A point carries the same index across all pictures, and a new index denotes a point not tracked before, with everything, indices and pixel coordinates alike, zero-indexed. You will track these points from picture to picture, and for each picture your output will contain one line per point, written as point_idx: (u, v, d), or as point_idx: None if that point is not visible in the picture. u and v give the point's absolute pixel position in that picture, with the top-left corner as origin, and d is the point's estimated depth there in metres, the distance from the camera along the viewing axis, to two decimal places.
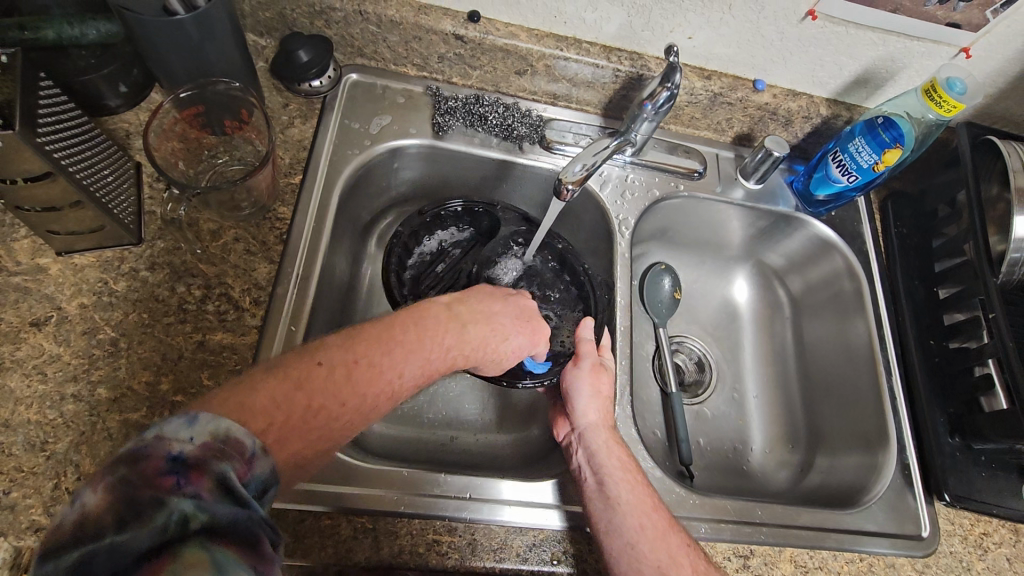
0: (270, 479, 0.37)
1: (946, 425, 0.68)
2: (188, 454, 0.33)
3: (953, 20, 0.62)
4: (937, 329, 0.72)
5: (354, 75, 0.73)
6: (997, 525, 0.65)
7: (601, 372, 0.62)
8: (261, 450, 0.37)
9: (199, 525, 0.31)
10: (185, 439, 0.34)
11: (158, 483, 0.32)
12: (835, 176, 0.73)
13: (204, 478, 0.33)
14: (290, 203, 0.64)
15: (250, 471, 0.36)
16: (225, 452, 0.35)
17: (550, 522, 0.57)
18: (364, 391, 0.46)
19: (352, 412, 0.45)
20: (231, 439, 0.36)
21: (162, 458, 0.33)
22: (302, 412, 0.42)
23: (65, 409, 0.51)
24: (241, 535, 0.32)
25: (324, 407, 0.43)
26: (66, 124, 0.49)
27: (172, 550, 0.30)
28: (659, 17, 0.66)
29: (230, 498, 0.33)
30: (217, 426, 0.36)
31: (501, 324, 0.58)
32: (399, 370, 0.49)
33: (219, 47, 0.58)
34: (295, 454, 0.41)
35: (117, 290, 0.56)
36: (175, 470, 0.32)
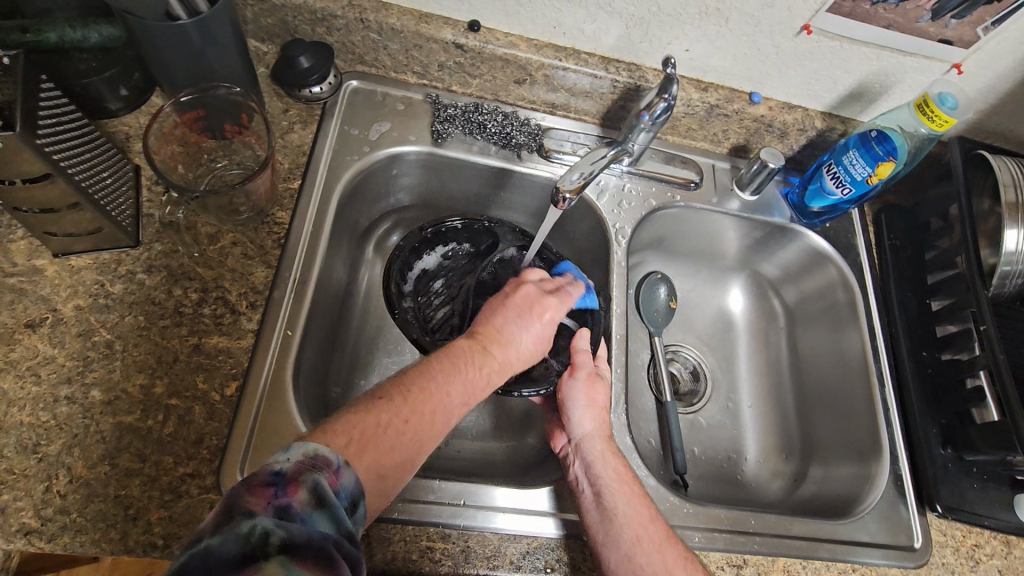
0: (356, 494, 0.38)
1: (938, 436, 0.69)
2: (285, 470, 0.35)
3: (944, 36, 0.63)
4: (930, 341, 0.73)
5: (354, 81, 0.73)
6: (988, 537, 0.65)
7: (597, 381, 0.62)
8: (345, 463, 0.38)
9: (279, 541, 0.32)
10: (281, 458, 0.36)
11: (258, 493, 0.33)
12: (829, 188, 0.74)
13: (299, 490, 0.34)
14: (288, 207, 0.65)
15: (338, 482, 0.37)
16: (317, 466, 0.36)
17: (546, 530, 0.56)
18: (425, 408, 0.46)
19: (415, 430, 0.45)
20: (320, 455, 0.37)
21: (264, 472, 0.34)
22: (372, 429, 0.42)
23: (58, 411, 0.51)
24: (318, 555, 0.32)
25: (391, 425, 0.43)
26: (67, 126, 0.49)
27: (258, 564, 0.31)
28: (657, 30, 0.67)
29: (320, 512, 0.34)
30: (308, 447, 0.37)
31: (517, 326, 0.58)
32: (445, 390, 0.49)
33: (221, 53, 0.58)
34: (377, 466, 0.41)
35: (112, 293, 0.56)
36: (274, 482, 0.34)
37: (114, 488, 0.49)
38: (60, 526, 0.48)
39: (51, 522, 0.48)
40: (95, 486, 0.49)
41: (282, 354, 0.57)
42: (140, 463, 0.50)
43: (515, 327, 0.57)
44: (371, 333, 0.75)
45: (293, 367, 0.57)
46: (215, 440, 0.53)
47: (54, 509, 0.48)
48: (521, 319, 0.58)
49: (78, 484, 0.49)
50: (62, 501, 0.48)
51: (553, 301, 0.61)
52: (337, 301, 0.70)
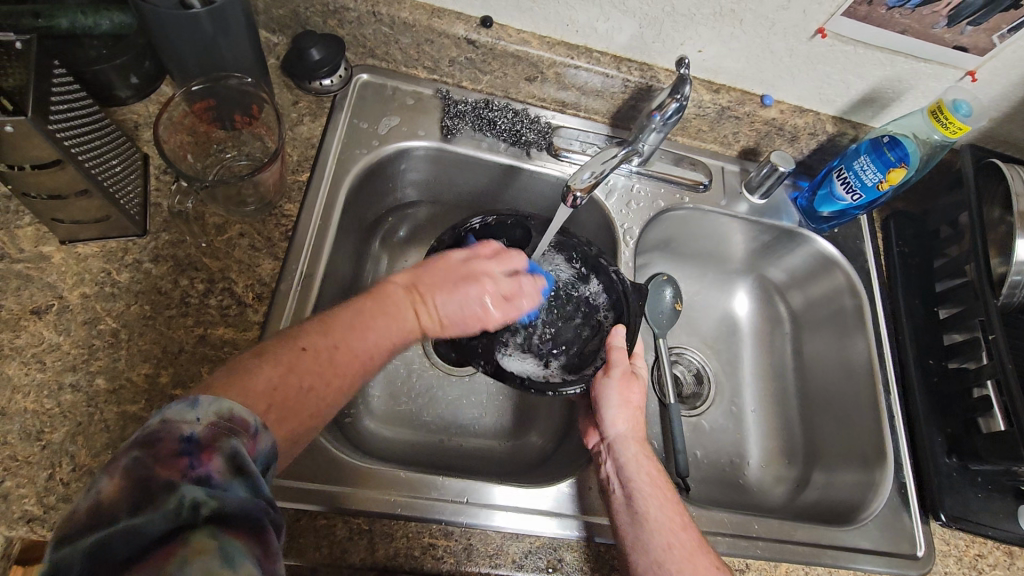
0: (270, 457, 0.38)
1: (943, 445, 0.68)
2: (198, 435, 0.34)
3: (960, 43, 0.63)
4: (936, 349, 0.73)
5: (364, 75, 0.73)
6: (992, 547, 0.65)
7: (632, 382, 0.61)
8: (264, 427, 0.38)
9: (210, 512, 0.31)
10: (192, 419, 0.34)
11: (170, 465, 0.32)
12: (839, 194, 0.73)
13: (216, 457, 0.33)
14: (296, 199, 0.64)
15: (256, 448, 0.36)
16: (233, 431, 0.35)
17: (555, 530, 0.56)
18: (349, 372, 0.47)
19: (335, 394, 0.46)
20: (236, 417, 0.36)
21: (175, 438, 0.33)
22: (297, 392, 0.43)
23: (62, 399, 0.51)
24: (249, 524, 0.32)
25: (314, 388, 0.44)
26: (78, 113, 0.49)
27: (183, 537, 0.30)
28: (670, 30, 0.66)
29: (239, 479, 0.33)
30: (220, 408, 0.35)
31: (452, 313, 0.56)
32: (370, 350, 0.49)
33: (232, 43, 0.58)
34: (295, 428, 0.43)
35: (119, 281, 0.56)
36: (186, 451, 0.33)
37: None
38: (62, 514, 0.48)
39: (54, 510, 0.48)
40: (98, 475, 0.49)
41: None
42: None
43: (452, 310, 0.56)
44: None
45: None
46: None
47: (57, 497, 0.48)
48: (462, 304, 0.56)
49: (80, 472, 0.49)
50: (65, 489, 0.48)
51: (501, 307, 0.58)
52: (343, 294, 0.70)
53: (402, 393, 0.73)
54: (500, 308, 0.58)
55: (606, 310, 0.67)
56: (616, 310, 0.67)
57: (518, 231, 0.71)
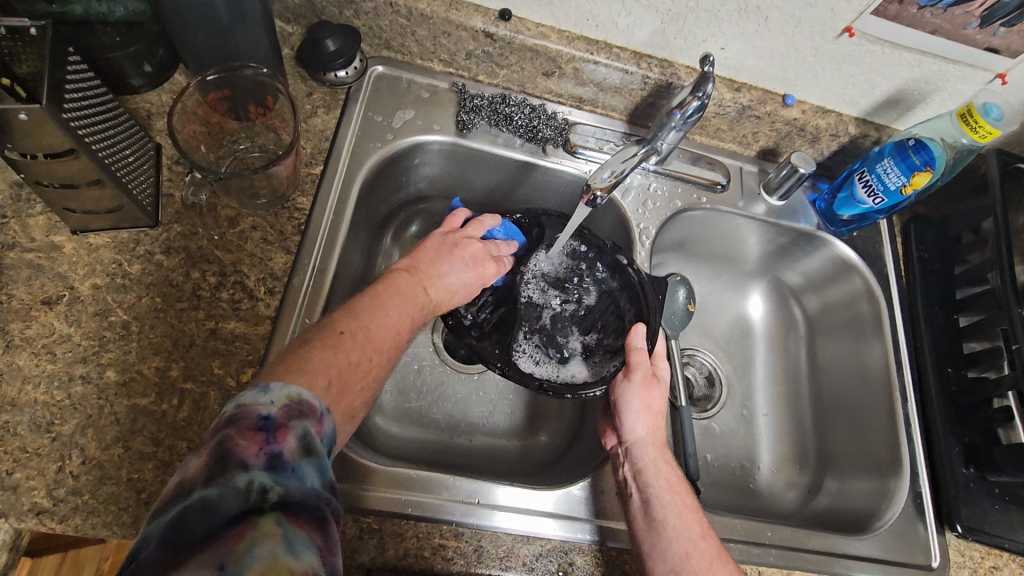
0: (333, 441, 0.38)
1: (960, 455, 0.67)
2: (274, 415, 0.34)
3: (991, 45, 0.61)
4: (955, 357, 0.71)
5: (379, 67, 0.72)
6: (1007, 560, 0.64)
7: (653, 386, 0.60)
8: (328, 410, 0.38)
9: (276, 497, 0.32)
10: (266, 402, 0.35)
11: (248, 439, 0.33)
12: (860, 197, 0.72)
13: (288, 438, 0.34)
14: (309, 193, 0.63)
15: (322, 430, 0.37)
16: (304, 414, 0.36)
17: (572, 534, 0.56)
18: (386, 346, 0.48)
19: (380, 367, 0.46)
20: (305, 402, 0.37)
21: (253, 417, 0.34)
22: (347, 368, 0.43)
23: (72, 391, 0.50)
24: (311, 514, 0.33)
25: (362, 362, 0.45)
26: (92, 101, 0.48)
27: (253, 520, 0.30)
28: (693, 26, 0.65)
29: (306, 462, 0.34)
30: (290, 392, 0.36)
31: (460, 275, 0.58)
32: (399, 327, 0.50)
33: (248, 32, 0.57)
34: (351, 404, 0.43)
35: (130, 272, 0.55)
36: (263, 428, 0.33)
37: (127, 471, 0.49)
38: (72, 508, 0.47)
39: (63, 503, 0.47)
40: (108, 468, 0.49)
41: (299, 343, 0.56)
42: (153, 446, 0.50)
43: (456, 274, 0.58)
44: None
45: None
46: None
47: (67, 490, 0.48)
48: (463, 266, 0.59)
49: (90, 465, 0.49)
50: (75, 482, 0.48)
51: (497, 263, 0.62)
52: (355, 290, 0.69)
53: (412, 390, 0.72)
54: (492, 265, 0.61)
55: (627, 307, 0.66)
56: (635, 306, 0.65)
57: (531, 228, 0.69)
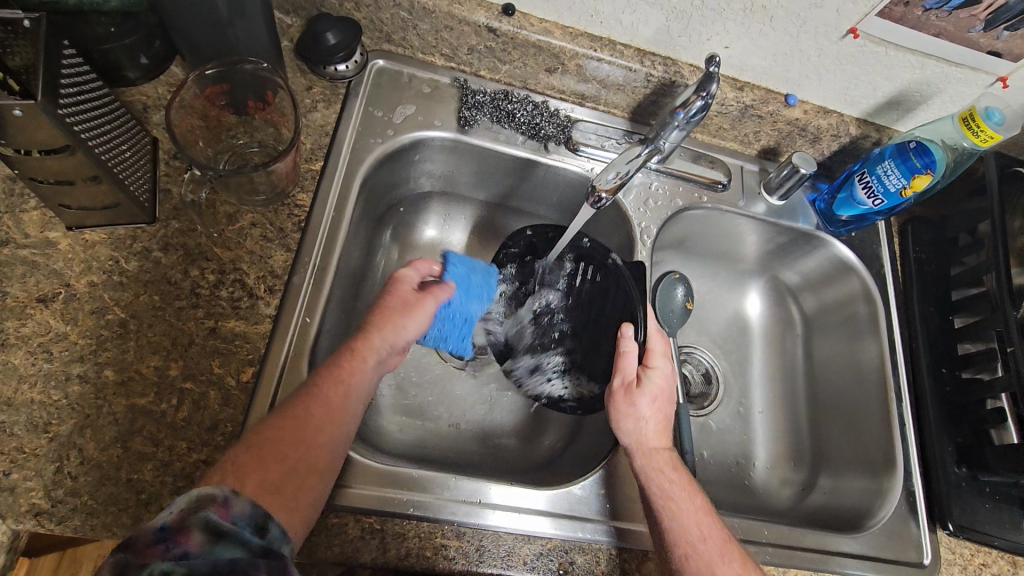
0: (260, 515, 0.39)
1: (953, 455, 0.68)
2: (170, 522, 0.36)
3: (995, 48, 0.61)
4: (950, 358, 0.72)
5: (380, 61, 0.71)
6: (995, 557, 0.66)
7: (632, 392, 0.60)
8: (235, 492, 0.39)
9: None
10: (164, 513, 0.36)
11: (149, 553, 0.35)
12: (860, 198, 0.72)
13: (191, 534, 0.36)
14: (310, 189, 0.63)
15: (230, 514, 0.38)
16: (201, 505, 0.37)
17: (573, 533, 0.56)
18: (296, 408, 0.48)
19: (289, 427, 0.46)
20: (204, 494, 0.38)
21: (149, 532, 0.35)
22: (248, 452, 0.44)
23: (69, 390, 0.50)
24: None
25: (264, 438, 0.45)
26: (88, 95, 0.47)
27: None
28: (697, 25, 0.64)
29: (220, 546, 0.36)
30: (189, 493, 0.38)
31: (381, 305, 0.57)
32: (314, 382, 0.50)
33: (247, 25, 0.56)
34: (263, 479, 0.43)
35: (127, 270, 0.55)
36: (162, 538, 0.35)
37: (126, 472, 0.48)
38: (70, 509, 0.47)
39: (61, 505, 0.47)
40: (107, 469, 0.48)
41: (299, 343, 0.56)
42: (152, 447, 0.50)
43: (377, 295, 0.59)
44: None
45: (311, 355, 0.56)
46: (230, 427, 0.52)
47: (65, 491, 0.47)
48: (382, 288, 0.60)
49: (89, 466, 0.48)
50: (73, 483, 0.47)
51: (414, 266, 0.60)
52: (354, 287, 0.69)
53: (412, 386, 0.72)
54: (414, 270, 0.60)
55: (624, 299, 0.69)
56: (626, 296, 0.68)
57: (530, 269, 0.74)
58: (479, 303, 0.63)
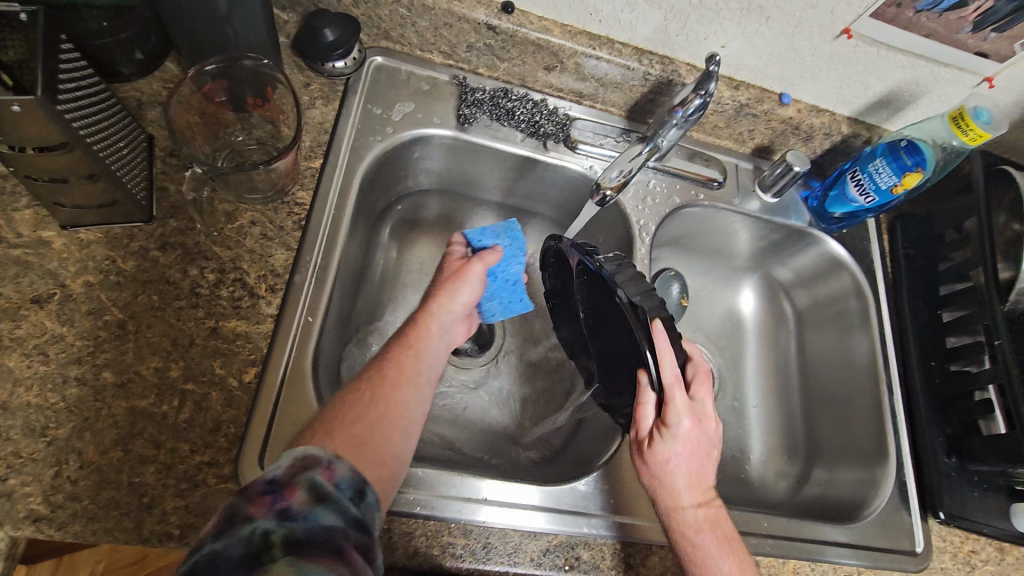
0: (359, 481, 0.38)
1: (943, 445, 0.70)
2: (279, 476, 0.35)
3: (982, 50, 0.63)
4: (938, 351, 0.74)
5: (378, 57, 0.70)
6: (984, 544, 0.68)
7: (649, 451, 0.53)
8: (340, 457, 0.38)
9: (280, 539, 0.32)
10: (274, 467, 0.36)
11: (256, 503, 0.34)
12: (852, 195, 0.74)
13: (296, 492, 0.34)
14: (309, 187, 0.62)
15: (334, 476, 0.37)
16: (308, 466, 0.37)
17: (578, 528, 0.57)
18: (370, 376, 0.50)
19: (367, 388, 0.48)
20: (310, 455, 0.37)
21: (259, 481, 0.35)
22: (334, 414, 0.45)
23: (67, 393, 0.49)
24: (323, 548, 0.32)
25: (348, 403, 0.47)
26: (86, 91, 0.46)
27: (265, 567, 0.31)
28: (695, 24, 0.65)
29: (321, 509, 0.34)
30: (296, 452, 0.37)
31: (437, 279, 0.61)
32: (386, 353, 0.52)
33: (247, 21, 0.55)
34: (349, 435, 0.43)
35: (124, 270, 0.53)
36: (269, 490, 0.34)
37: (128, 476, 0.47)
38: (71, 514, 0.46)
39: (62, 510, 0.46)
40: (108, 472, 0.47)
41: (302, 343, 0.55)
42: (155, 449, 0.49)
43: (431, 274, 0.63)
44: (382, 320, 0.74)
45: (314, 355, 0.56)
46: (233, 428, 0.51)
47: (65, 495, 0.46)
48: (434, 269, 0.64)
49: (89, 470, 0.47)
50: (73, 487, 0.46)
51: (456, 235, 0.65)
52: (353, 286, 0.68)
53: None
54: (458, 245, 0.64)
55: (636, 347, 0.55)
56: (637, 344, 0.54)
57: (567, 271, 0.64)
58: (518, 258, 0.65)
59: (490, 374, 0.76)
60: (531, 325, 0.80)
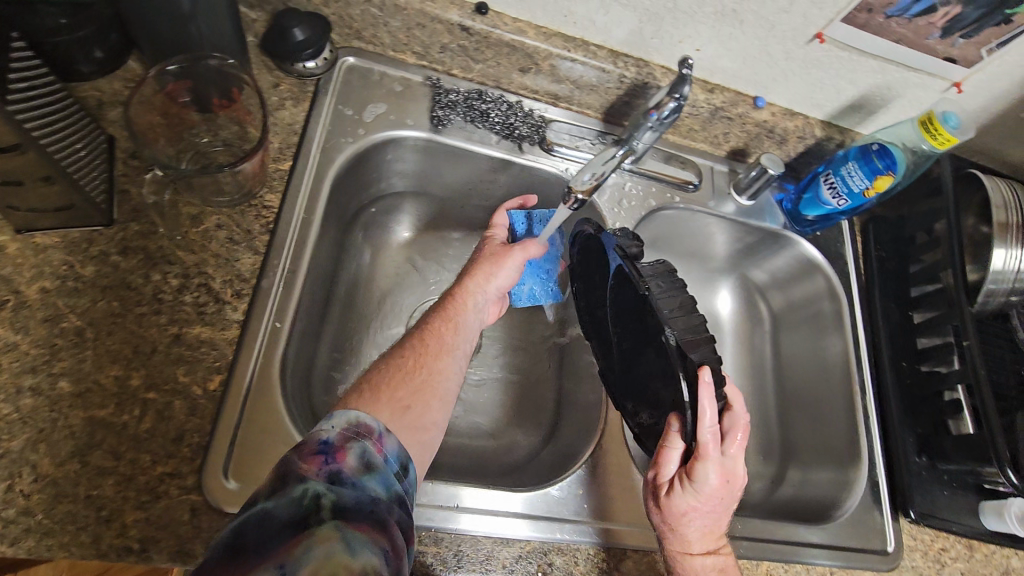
0: (404, 458, 0.43)
1: (914, 445, 0.71)
2: (333, 439, 0.40)
3: (950, 55, 0.64)
4: (909, 352, 0.75)
5: (350, 58, 0.69)
6: (953, 541, 0.69)
7: (667, 499, 0.53)
8: (387, 431, 0.43)
9: (329, 502, 0.36)
10: (327, 428, 0.41)
11: (311, 461, 0.38)
12: (825, 198, 0.75)
13: (347, 457, 0.39)
14: (278, 190, 0.61)
15: (383, 448, 0.41)
16: (361, 434, 0.41)
17: (551, 535, 0.56)
18: (413, 341, 0.53)
19: (412, 355, 0.51)
20: (363, 424, 0.42)
21: (315, 442, 0.39)
22: (381, 375, 0.49)
23: (21, 404, 0.47)
24: (367, 516, 0.36)
25: (393, 364, 0.50)
26: (39, 91, 0.45)
27: (311, 527, 0.34)
28: (669, 27, 0.65)
29: (367, 477, 0.39)
30: (350, 416, 0.42)
31: (476, 258, 0.64)
32: (427, 322, 0.55)
33: (211, 20, 0.54)
34: (394, 399, 0.46)
35: (83, 275, 0.52)
36: (323, 451, 0.39)
37: (85, 488, 0.46)
38: (24, 529, 0.44)
39: (14, 525, 0.44)
40: (63, 486, 0.46)
41: (270, 349, 0.54)
42: (113, 461, 0.47)
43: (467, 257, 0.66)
44: (355, 324, 0.73)
45: (282, 361, 0.54)
46: (197, 438, 0.50)
47: (18, 510, 0.45)
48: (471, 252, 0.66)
49: (43, 483, 0.45)
50: (26, 502, 0.45)
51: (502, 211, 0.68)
52: (324, 290, 0.67)
53: None
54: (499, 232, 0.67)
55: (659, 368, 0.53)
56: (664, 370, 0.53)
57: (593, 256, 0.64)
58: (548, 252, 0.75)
59: (465, 378, 0.75)
60: (507, 328, 0.79)
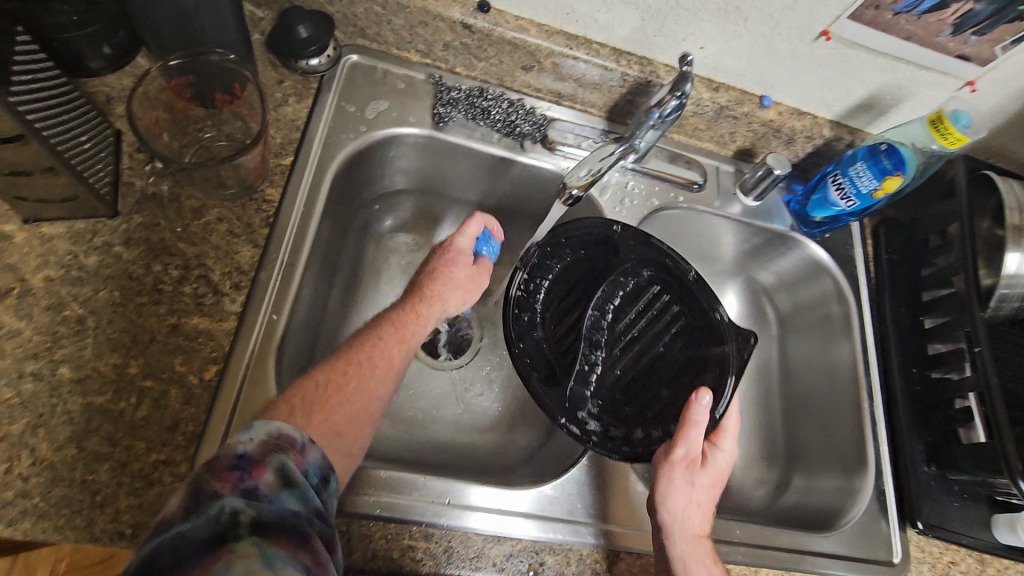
0: (326, 470, 0.43)
1: (924, 453, 0.69)
2: (249, 453, 0.40)
3: (963, 53, 0.62)
4: (920, 358, 0.73)
5: (353, 56, 0.70)
6: (964, 555, 0.66)
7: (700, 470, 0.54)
8: (311, 442, 0.43)
9: (248, 518, 0.36)
10: (246, 440, 0.41)
11: (224, 478, 0.38)
12: (833, 199, 0.73)
13: (264, 473, 0.39)
14: (279, 184, 0.61)
15: (304, 461, 0.42)
16: (282, 447, 0.41)
17: (543, 534, 0.56)
18: (356, 358, 0.52)
19: (356, 377, 0.50)
20: (285, 436, 0.42)
21: (230, 456, 0.39)
22: (319, 393, 0.48)
23: (22, 388, 0.48)
24: (288, 530, 0.36)
25: (333, 379, 0.49)
26: (42, 83, 0.46)
27: (228, 544, 0.34)
28: (672, 24, 0.64)
29: (286, 493, 0.39)
30: (270, 428, 0.42)
31: (439, 274, 0.60)
32: (375, 335, 0.54)
33: (215, 17, 0.55)
34: (329, 423, 0.47)
35: (86, 265, 0.53)
36: (239, 466, 0.39)
37: (81, 473, 0.47)
38: (20, 511, 0.45)
39: (10, 506, 0.45)
40: (60, 470, 0.47)
41: (266, 341, 0.55)
42: (109, 447, 0.48)
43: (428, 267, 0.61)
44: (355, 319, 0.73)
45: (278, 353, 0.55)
46: (191, 427, 0.50)
47: (15, 492, 0.45)
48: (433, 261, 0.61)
49: (41, 467, 0.46)
50: (23, 484, 0.46)
51: (477, 221, 0.62)
52: (323, 285, 0.68)
53: None
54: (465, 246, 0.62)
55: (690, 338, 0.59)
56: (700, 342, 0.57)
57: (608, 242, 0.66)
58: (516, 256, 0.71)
59: (464, 375, 0.75)
60: None
